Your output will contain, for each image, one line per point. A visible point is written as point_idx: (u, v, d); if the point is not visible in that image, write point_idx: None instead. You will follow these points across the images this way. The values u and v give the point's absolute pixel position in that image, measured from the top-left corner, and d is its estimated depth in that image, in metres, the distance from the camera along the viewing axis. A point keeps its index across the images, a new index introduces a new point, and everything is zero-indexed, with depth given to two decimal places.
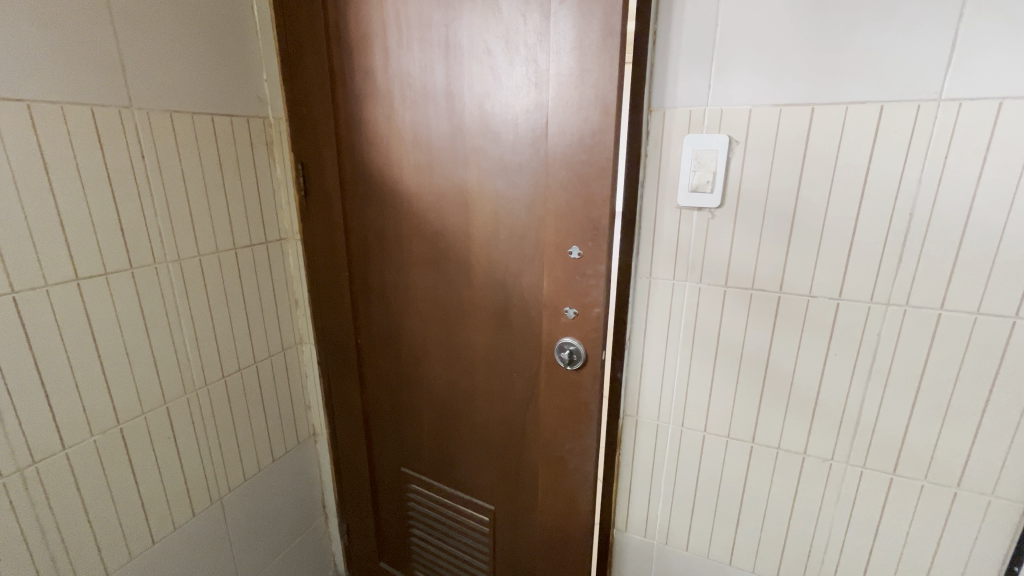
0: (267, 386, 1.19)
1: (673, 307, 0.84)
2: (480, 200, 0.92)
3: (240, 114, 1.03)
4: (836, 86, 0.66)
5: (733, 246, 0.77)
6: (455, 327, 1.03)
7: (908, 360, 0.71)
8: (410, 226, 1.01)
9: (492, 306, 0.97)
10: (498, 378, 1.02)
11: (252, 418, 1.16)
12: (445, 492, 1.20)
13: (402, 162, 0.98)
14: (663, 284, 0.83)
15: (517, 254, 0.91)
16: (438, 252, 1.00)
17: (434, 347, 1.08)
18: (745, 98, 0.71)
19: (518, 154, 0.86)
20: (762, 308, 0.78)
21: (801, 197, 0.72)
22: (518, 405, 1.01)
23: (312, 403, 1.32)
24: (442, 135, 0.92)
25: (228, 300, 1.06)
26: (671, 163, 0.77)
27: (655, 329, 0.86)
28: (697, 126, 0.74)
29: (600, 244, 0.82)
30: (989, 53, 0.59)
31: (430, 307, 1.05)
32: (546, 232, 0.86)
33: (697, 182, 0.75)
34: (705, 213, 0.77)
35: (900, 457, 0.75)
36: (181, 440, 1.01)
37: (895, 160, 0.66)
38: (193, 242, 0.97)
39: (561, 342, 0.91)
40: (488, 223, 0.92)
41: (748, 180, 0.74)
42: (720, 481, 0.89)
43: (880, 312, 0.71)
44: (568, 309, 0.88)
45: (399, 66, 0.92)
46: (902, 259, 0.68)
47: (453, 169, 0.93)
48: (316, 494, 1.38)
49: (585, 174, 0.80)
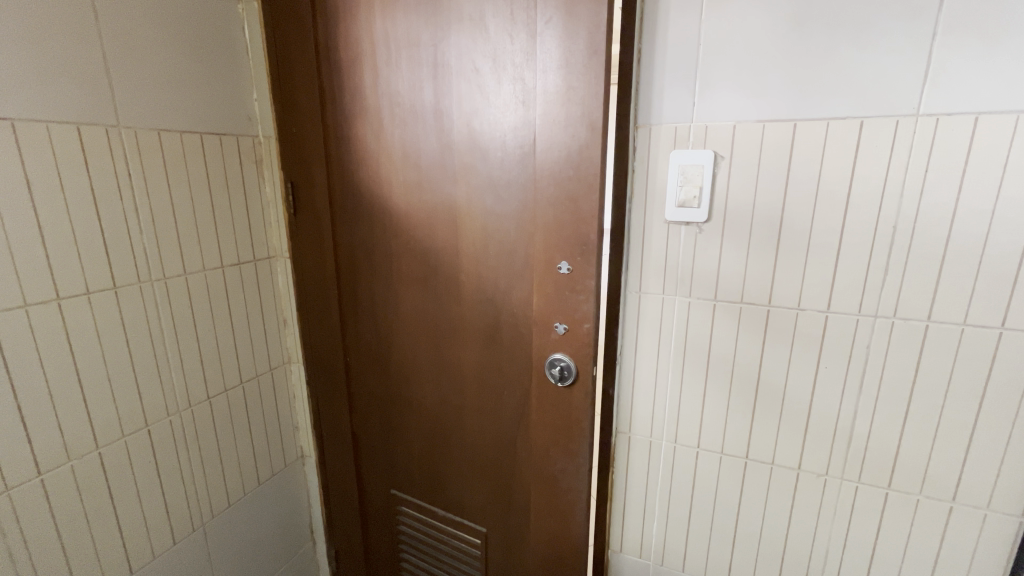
0: (254, 408, 1.17)
1: (663, 321, 0.84)
2: (469, 216, 0.91)
3: (230, 133, 1.04)
4: (817, 101, 0.68)
5: (722, 260, 0.77)
6: (445, 344, 1.02)
7: (897, 372, 0.71)
8: (399, 243, 1.01)
9: (482, 323, 0.96)
10: (489, 395, 1.00)
11: (238, 439, 1.13)
12: (436, 514, 1.17)
13: (392, 179, 0.98)
14: (652, 298, 0.83)
15: (507, 270, 0.91)
16: (427, 270, 0.99)
17: (424, 365, 1.06)
18: (728, 113, 0.72)
19: (506, 170, 0.86)
20: (752, 321, 0.78)
21: (786, 210, 0.72)
22: (509, 423, 1.00)
23: (301, 424, 1.29)
24: (431, 153, 0.92)
25: (214, 319, 1.04)
26: (658, 178, 0.78)
27: (645, 343, 0.86)
28: (682, 142, 0.75)
29: (588, 259, 0.81)
30: (962, 72, 0.61)
31: (420, 325, 1.04)
32: (535, 248, 0.86)
33: (684, 197, 0.76)
34: (693, 228, 0.78)
35: (894, 471, 0.74)
36: (163, 463, 0.98)
37: (878, 171, 0.67)
38: (180, 262, 0.96)
39: (551, 358, 0.89)
40: (477, 238, 0.92)
41: (734, 194, 0.74)
42: (715, 497, 0.87)
43: (869, 324, 0.71)
44: (558, 325, 0.87)
45: (388, 85, 0.93)
46: (887, 274, 0.69)
47: (442, 186, 0.93)
48: (304, 518, 1.34)
49: (573, 190, 0.80)
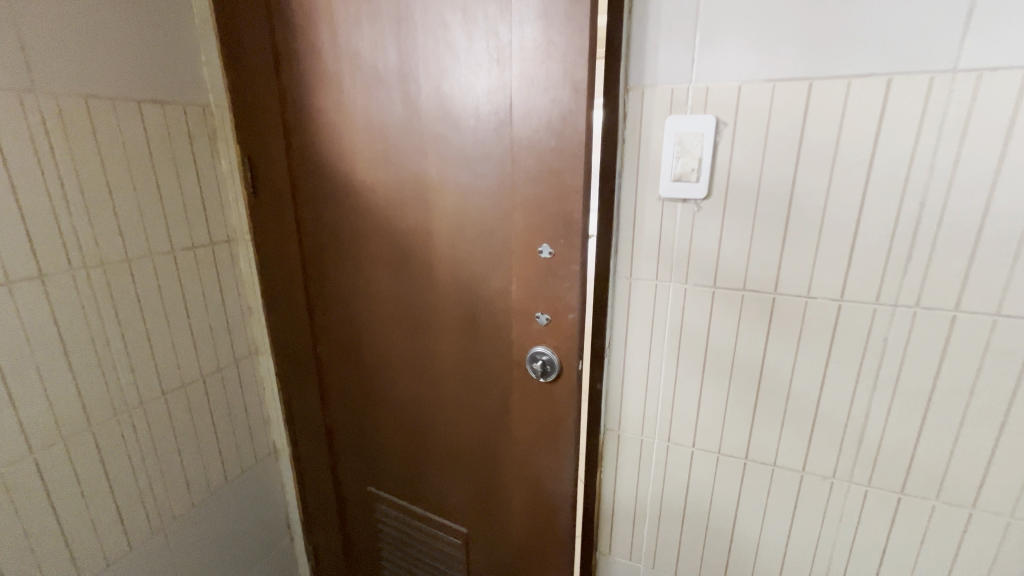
0: (219, 404, 1.08)
1: (656, 310, 0.75)
2: (440, 194, 0.82)
3: (180, 104, 0.93)
4: (836, 57, 0.58)
5: (722, 242, 0.68)
6: (419, 335, 0.94)
7: (917, 367, 0.63)
8: (366, 225, 0.91)
9: (457, 312, 0.88)
10: (467, 390, 0.92)
11: (202, 438, 1.05)
12: (415, 513, 1.10)
13: (356, 153, 0.87)
14: (644, 285, 0.75)
15: (483, 253, 0.81)
16: (397, 254, 0.90)
17: (397, 357, 0.98)
18: (732, 73, 0.62)
19: (480, 141, 0.76)
20: (756, 310, 0.69)
21: (796, 184, 0.63)
22: (489, 419, 0.92)
23: (272, 418, 1.21)
24: (397, 122, 0.82)
25: (166, 308, 0.94)
26: (651, 149, 0.68)
27: (636, 335, 0.77)
28: (679, 107, 0.66)
29: (572, 241, 0.72)
30: (1011, 18, 0.51)
31: (393, 314, 0.95)
32: (514, 229, 0.77)
33: (680, 170, 0.67)
34: (690, 206, 0.69)
35: (909, 474, 0.67)
36: (113, 467, 0.89)
37: (905, 139, 0.57)
38: (120, 246, 0.86)
39: (532, 352, 0.81)
40: (450, 219, 0.82)
41: (738, 167, 0.65)
42: (712, 499, 0.80)
43: (887, 314, 0.63)
44: (540, 315, 0.79)
45: (347, 45, 0.82)
46: (911, 258, 0.60)
47: (410, 160, 0.83)
48: (281, 513, 1.27)
49: (555, 163, 0.71)
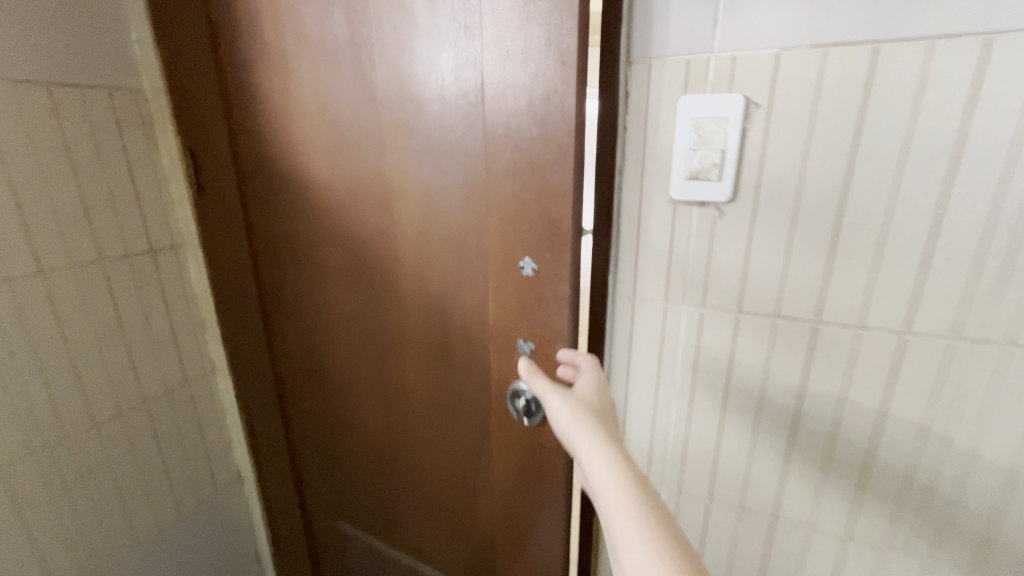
0: (167, 435, 0.94)
1: (666, 337, 0.62)
2: (403, 195, 0.68)
3: (98, 86, 0.78)
4: (914, 11, 0.43)
5: (750, 256, 0.55)
6: (385, 359, 0.80)
7: (1004, 422, 0.50)
8: (321, 232, 0.77)
9: (428, 334, 0.74)
10: (442, 423, 0.79)
11: (147, 473, 0.91)
12: (389, 555, 0.98)
13: (306, 145, 0.73)
14: (651, 306, 0.61)
15: (455, 267, 0.67)
16: (357, 265, 0.76)
17: (363, 383, 0.85)
18: (770, 37, 0.48)
19: (447, 130, 0.61)
20: (791, 340, 0.56)
21: (851, 188, 0.49)
22: (467, 458, 0.79)
23: (234, 445, 1.07)
24: (351, 106, 0.67)
25: (94, 329, 0.81)
26: (661, 139, 0.54)
27: (641, 365, 0.64)
28: (697, 85, 0.51)
29: (560, 254, 0.57)
30: None
31: (356, 335, 0.81)
32: (490, 238, 0.62)
33: (698, 166, 0.53)
34: (709, 210, 0.55)
35: (983, 547, 0.54)
36: (33, 518, 0.77)
37: (1004, 126, 0.43)
38: (29, 261, 0.72)
39: (514, 389, 0.67)
40: (416, 225, 0.68)
41: (772, 161, 0.51)
42: (732, 555, 0.69)
43: (966, 353, 0.50)
44: (523, 343, 0.64)
45: (289, 11, 0.67)
46: (1004, 284, 0.47)
47: (366, 155, 0.68)
48: (248, 545, 1.14)
49: (536, 156, 0.56)
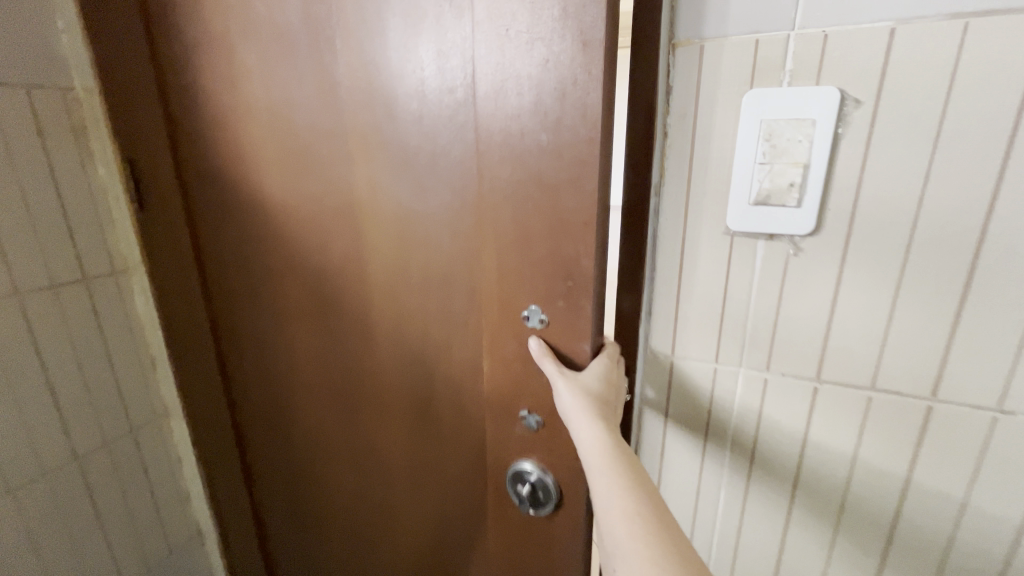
0: (113, 509, 0.74)
1: (715, 408, 0.47)
2: (376, 219, 0.53)
3: (29, 83, 0.60)
4: None
5: (838, 309, 0.40)
6: (358, 415, 0.66)
7: None
8: (279, 261, 0.63)
9: (408, 390, 0.60)
10: (427, 495, 0.65)
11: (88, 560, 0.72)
12: None
13: (258, 156, 0.58)
14: (695, 368, 0.46)
15: (442, 310, 0.53)
16: (323, 304, 0.61)
17: (333, 441, 0.70)
18: (881, 5, 0.34)
19: (430, 137, 0.47)
20: (893, 424, 0.41)
21: (996, 232, 0.35)
22: (457, 538, 0.65)
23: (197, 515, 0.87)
24: (310, 107, 0.53)
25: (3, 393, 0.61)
26: (715, 150, 0.40)
27: (679, 442, 0.49)
28: (771, 76, 0.37)
29: (578, 305, 0.44)
30: None
31: (323, 384, 0.67)
32: (484, 278, 0.48)
33: (769, 187, 0.38)
34: (780, 247, 0.40)
35: None
36: None
37: None
38: None
39: (517, 469, 0.52)
40: (393, 257, 0.54)
41: (877, 182, 0.36)
42: None
43: None
44: (527, 416, 0.50)
45: None
46: None
47: (329, 167, 0.54)
48: None
49: (548, 174, 0.41)
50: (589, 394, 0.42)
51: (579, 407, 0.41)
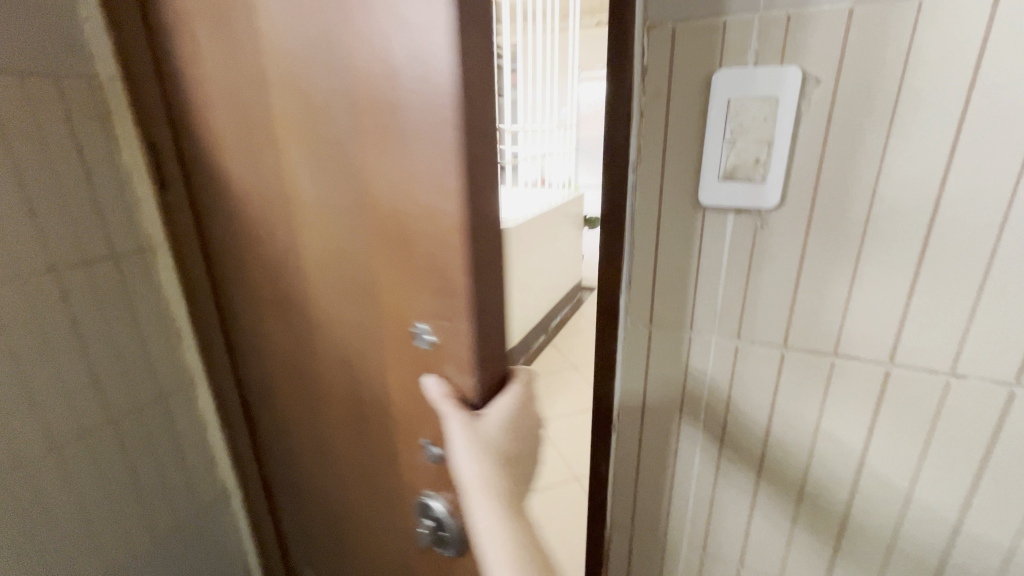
0: (152, 493, 0.74)
1: (689, 373, 0.50)
2: (304, 210, 0.51)
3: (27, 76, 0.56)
4: None
5: (802, 278, 0.42)
6: (314, 408, 0.65)
7: None
8: (240, 249, 0.62)
9: (346, 387, 0.58)
10: (374, 496, 0.63)
11: (132, 543, 0.72)
12: None
13: (211, 141, 0.57)
14: (670, 335, 0.49)
15: (360, 308, 0.51)
16: (275, 296, 0.60)
17: (301, 430, 0.70)
18: None
19: (329, 119, 0.44)
20: (854, 387, 0.43)
21: (948, 199, 0.36)
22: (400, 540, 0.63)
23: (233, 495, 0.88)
24: (240, 90, 0.50)
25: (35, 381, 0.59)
26: (686, 128, 0.42)
27: (657, 406, 0.53)
28: (736, 56, 0.39)
29: (456, 329, 0.43)
30: None
31: (287, 375, 0.66)
32: (382, 283, 0.47)
33: (735, 162, 0.41)
34: (747, 219, 0.42)
35: None
36: None
37: None
38: None
39: (422, 501, 0.53)
40: (319, 250, 0.52)
41: (837, 155, 0.38)
42: None
43: None
44: (429, 445, 0.50)
45: None
46: None
47: (262, 153, 0.52)
48: None
49: (421, 177, 0.40)
50: (490, 447, 0.41)
51: (478, 476, 0.40)
